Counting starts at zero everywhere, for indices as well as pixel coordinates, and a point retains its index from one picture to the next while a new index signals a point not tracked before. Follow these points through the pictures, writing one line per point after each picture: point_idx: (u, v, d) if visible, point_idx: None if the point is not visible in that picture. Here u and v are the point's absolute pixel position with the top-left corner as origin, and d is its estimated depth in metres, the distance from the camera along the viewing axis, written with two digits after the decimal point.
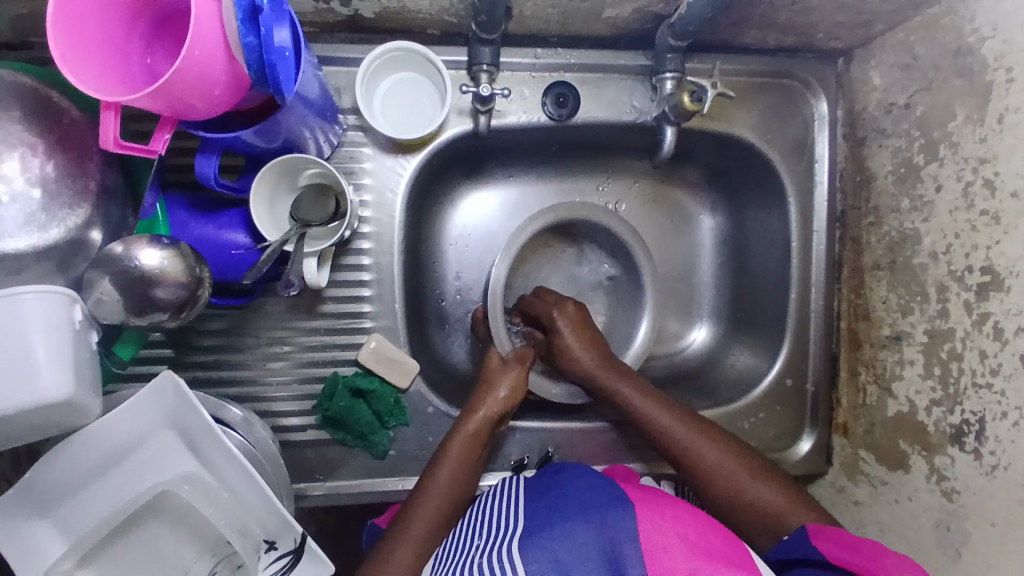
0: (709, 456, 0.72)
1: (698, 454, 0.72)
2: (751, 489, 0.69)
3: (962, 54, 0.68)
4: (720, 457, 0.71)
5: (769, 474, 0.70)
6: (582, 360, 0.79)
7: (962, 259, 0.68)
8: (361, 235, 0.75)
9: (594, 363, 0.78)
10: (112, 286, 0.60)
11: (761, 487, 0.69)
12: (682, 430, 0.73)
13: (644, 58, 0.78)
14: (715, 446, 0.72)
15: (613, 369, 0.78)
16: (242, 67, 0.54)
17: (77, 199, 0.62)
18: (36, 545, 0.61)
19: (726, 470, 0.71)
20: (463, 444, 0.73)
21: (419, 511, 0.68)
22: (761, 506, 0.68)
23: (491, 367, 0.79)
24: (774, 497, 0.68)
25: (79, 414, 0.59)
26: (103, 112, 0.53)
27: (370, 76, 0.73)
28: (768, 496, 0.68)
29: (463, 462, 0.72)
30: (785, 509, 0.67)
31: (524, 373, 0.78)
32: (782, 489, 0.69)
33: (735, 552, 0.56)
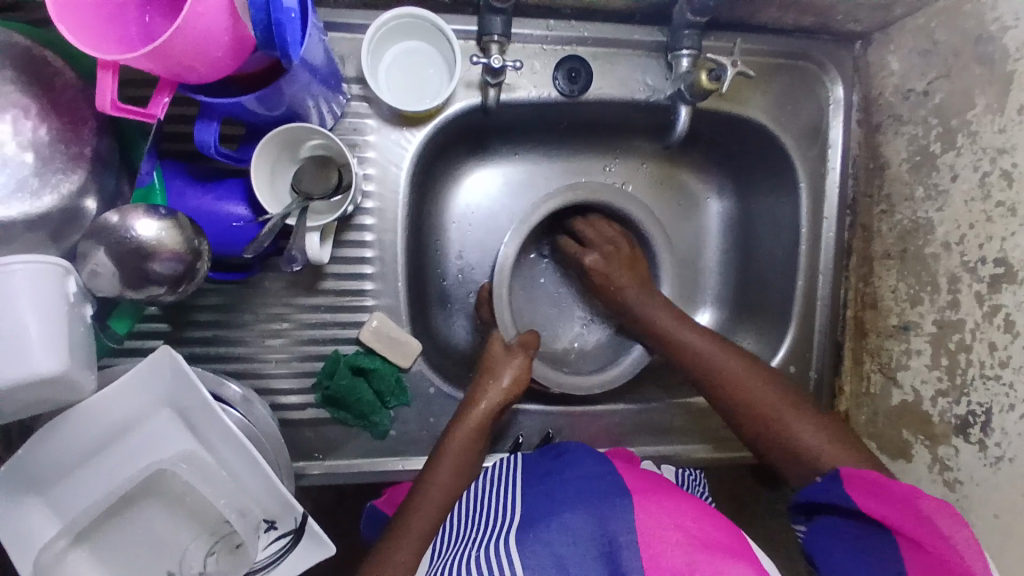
0: (746, 387, 0.71)
1: (737, 381, 0.71)
2: (793, 427, 0.67)
3: (984, 41, 0.67)
4: (761, 389, 0.71)
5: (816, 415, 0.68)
6: (620, 287, 0.82)
7: (974, 251, 0.67)
8: (363, 211, 0.73)
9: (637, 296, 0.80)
10: (108, 258, 0.58)
11: (808, 431, 0.66)
12: (721, 360, 0.73)
13: (659, 34, 0.76)
14: (761, 382, 0.71)
15: (657, 302, 0.79)
16: (247, 28, 0.51)
17: (71, 164, 0.59)
18: (30, 527, 0.59)
19: (762, 402, 0.70)
20: (464, 437, 0.71)
21: (421, 506, 0.68)
22: (796, 440, 0.66)
23: (493, 354, 0.77)
24: (814, 439, 0.66)
25: (73, 390, 0.57)
26: (100, 72, 0.50)
27: (376, 43, 0.70)
28: (808, 436, 0.66)
29: (465, 454, 0.71)
30: (815, 447, 0.65)
31: (529, 362, 0.77)
32: (827, 433, 0.66)
33: (735, 544, 0.55)
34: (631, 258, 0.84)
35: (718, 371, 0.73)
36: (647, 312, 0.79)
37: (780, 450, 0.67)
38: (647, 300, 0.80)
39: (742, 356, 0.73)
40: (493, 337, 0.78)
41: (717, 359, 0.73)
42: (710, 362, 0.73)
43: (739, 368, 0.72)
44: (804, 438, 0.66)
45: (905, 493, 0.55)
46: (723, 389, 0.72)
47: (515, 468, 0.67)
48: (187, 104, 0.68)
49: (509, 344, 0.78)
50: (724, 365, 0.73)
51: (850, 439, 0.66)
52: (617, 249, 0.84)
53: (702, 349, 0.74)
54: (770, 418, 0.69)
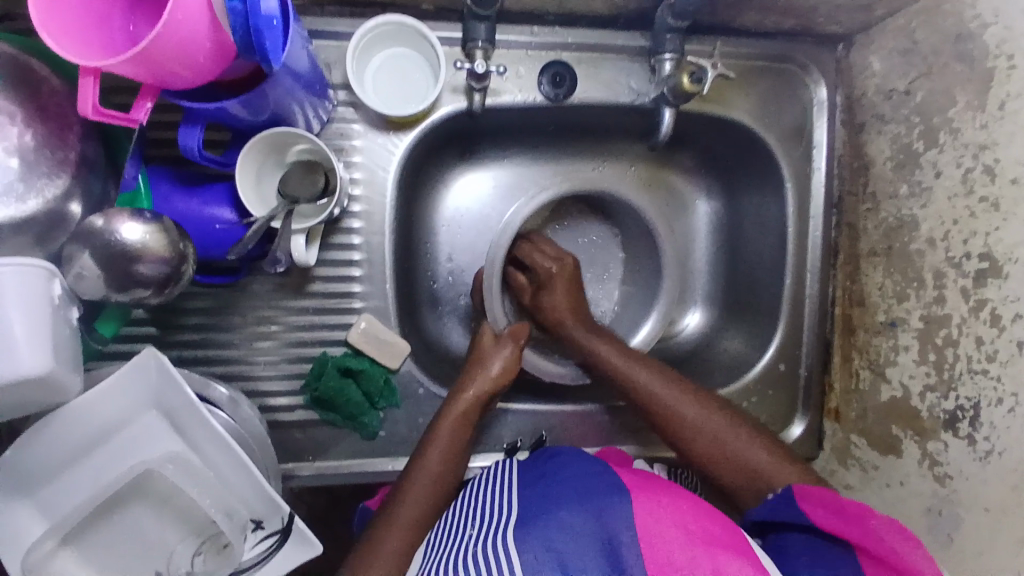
0: (688, 415, 0.71)
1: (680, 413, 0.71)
2: (737, 450, 0.69)
3: (963, 39, 0.67)
4: (698, 415, 0.71)
5: (746, 428, 0.70)
6: (560, 313, 0.80)
7: (959, 246, 0.67)
8: (351, 213, 0.74)
9: (573, 323, 0.79)
10: (93, 261, 0.58)
11: (750, 448, 0.69)
12: (664, 391, 0.73)
13: (642, 39, 0.77)
14: (694, 405, 0.72)
15: (593, 330, 0.78)
16: (227, 35, 0.52)
17: (55, 169, 0.60)
18: (19, 528, 0.60)
19: (709, 433, 0.70)
20: (452, 426, 0.72)
21: (410, 493, 0.68)
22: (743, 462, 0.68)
23: (483, 344, 0.78)
24: (757, 455, 0.68)
25: (59, 392, 0.57)
26: (82, 78, 0.51)
27: (362, 49, 0.71)
28: (748, 450, 0.68)
29: (455, 442, 0.71)
30: (765, 466, 0.67)
31: (518, 351, 0.77)
32: (764, 445, 0.69)
33: (734, 539, 0.55)
34: (574, 275, 0.82)
35: (654, 399, 0.72)
36: (589, 341, 0.77)
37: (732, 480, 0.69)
38: (589, 334, 0.78)
39: (682, 385, 0.73)
40: (482, 331, 0.79)
41: (673, 399, 0.72)
42: (651, 392, 0.73)
43: (673, 395, 0.72)
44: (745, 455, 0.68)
45: (859, 510, 0.55)
46: (669, 425, 0.72)
47: (510, 473, 0.67)
48: (176, 110, 0.69)
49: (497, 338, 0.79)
50: (665, 395, 0.72)
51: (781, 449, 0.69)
52: (562, 273, 0.81)
53: (642, 379, 0.73)
54: (717, 445, 0.70)
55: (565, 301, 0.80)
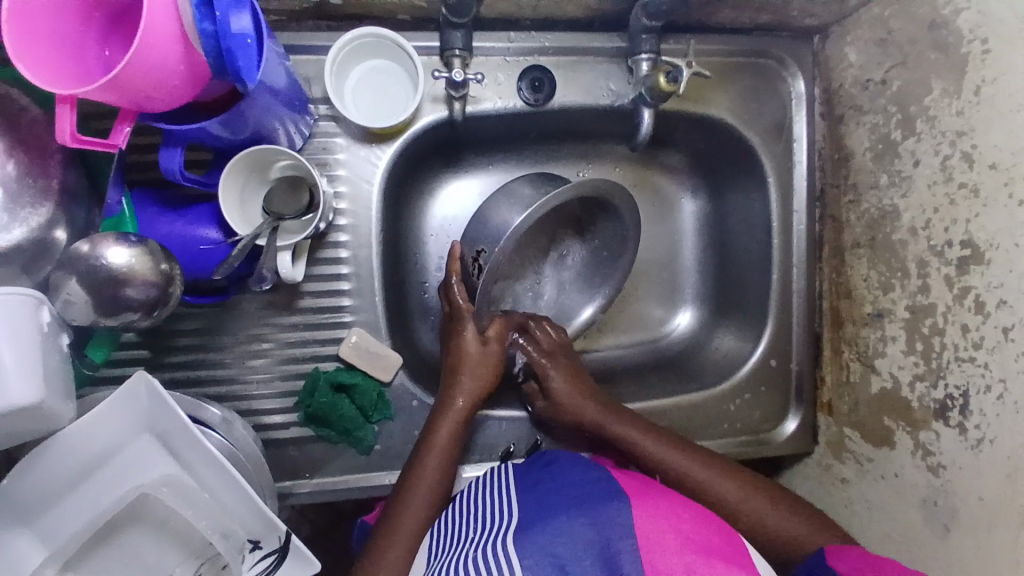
0: (725, 493, 0.69)
1: (720, 493, 0.69)
2: (778, 525, 0.67)
3: (937, 26, 0.68)
4: (739, 495, 0.69)
5: (784, 501, 0.68)
6: (586, 411, 0.76)
7: (941, 234, 0.68)
8: (336, 228, 0.74)
9: (596, 411, 0.76)
10: (80, 287, 0.58)
11: (784, 518, 0.67)
12: (694, 468, 0.71)
13: (619, 39, 0.78)
14: (733, 482, 0.69)
15: (608, 411, 0.75)
16: (200, 55, 0.52)
17: (39, 199, 0.60)
18: (15, 557, 0.59)
19: (748, 509, 0.68)
20: (450, 429, 0.72)
21: (411, 500, 0.68)
22: (781, 532, 0.66)
23: (468, 349, 0.75)
24: (794, 525, 0.66)
25: (50, 420, 0.57)
26: (57, 107, 0.51)
27: (341, 63, 0.71)
28: (785, 523, 0.67)
29: (450, 446, 0.71)
30: (803, 536, 0.66)
31: (502, 352, 0.77)
32: (800, 513, 0.67)
33: (733, 551, 0.55)
34: (572, 362, 0.80)
35: (688, 478, 0.70)
36: (621, 431, 0.74)
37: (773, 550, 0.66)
38: (618, 423, 0.74)
39: (702, 454, 0.72)
40: (463, 331, 0.75)
41: (711, 480, 0.70)
42: (699, 480, 0.70)
43: (709, 471, 0.70)
44: (780, 525, 0.67)
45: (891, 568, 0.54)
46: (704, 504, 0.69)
47: (507, 477, 0.68)
48: (154, 133, 0.69)
49: (482, 338, 0.76)
50: (700, 473, 0.70)
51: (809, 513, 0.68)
52: (563, 348, 0.81)
53: (679, 460, 0.71)
54: (754, 523, 0.67)
55: (574, 386, 0.77)
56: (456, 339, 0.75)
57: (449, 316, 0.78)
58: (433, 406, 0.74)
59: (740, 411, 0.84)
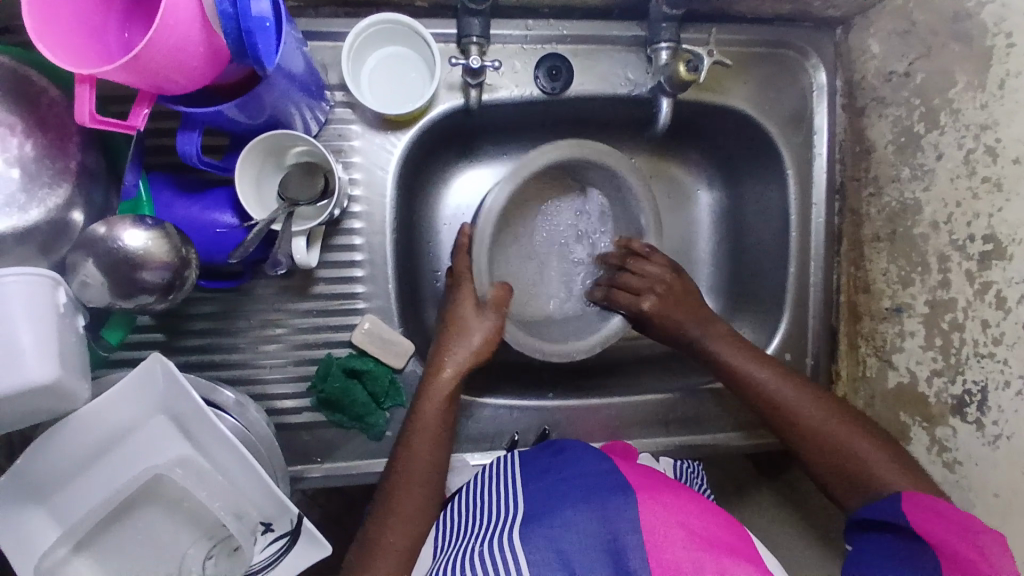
0: (808, 418, 0.69)
1: (800, 417, 0.70)
2: (877, 466, 0.65)
3: (961, 18, 0.66)
4: (836, 427, 0.68)
5: (872, 434, 0.67)
6: (688, 328, 0.78)
7: (962, 228, 0.67)
8: (351, 214, 0.74)
9: (712, 338, 0.76)
10: (97, 269, 0.59)
11: (880, 456, 0.65)
12: (794, 399, 0.70)
13: (637, 28, 0.77)
14: (822, 410, 0.69)
15: (725, 339, 0.76)
16: (220, 39, 0.52)
17: (56, 179, 0.60)
18: (31, 534, 0.61)
19: (834, 438, 0.67)
20: (438, 405, 0.70)
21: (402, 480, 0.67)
22: (860, 466, 0.65)
23: (466, 315, 0.75)
24: (877, 463, 0.65)
25: (69, 399, 0.58)
26: (77, 85, 0.51)
27: (357, 50, 0.71)
28: (886, 467, 0.64)
29: (439, 423, 0.70)
30: (882, 475, 0.64)
31: (501, 323, 0.75)
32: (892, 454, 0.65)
33: (742, 544, 0.55)
34: (681, 288, 0.80)
35: (774, 400, 0.71)
36: (733, 360, 0.74)
37: (852, 482, 0.66)
38: (726, 347, 0.75)
39: (805, 385, 0.71)
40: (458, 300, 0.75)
41: (796, 403, 0.70)
42: (797, 410, 0.70)
43: (800, 396, 0.71)
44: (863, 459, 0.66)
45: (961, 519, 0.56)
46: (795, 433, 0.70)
47: (516, 465, 0.68)
48: (171, 117, 0.69)
49: (478, 304, 0.75)
50: (791, 399, 0.71)
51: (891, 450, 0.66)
52: (671, 286, 0.80)
53: (759, 375, 0.72)
54: (846, 455, 0.66)
55: (679, 309, 0.79)
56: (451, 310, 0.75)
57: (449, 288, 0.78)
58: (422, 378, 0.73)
59: None
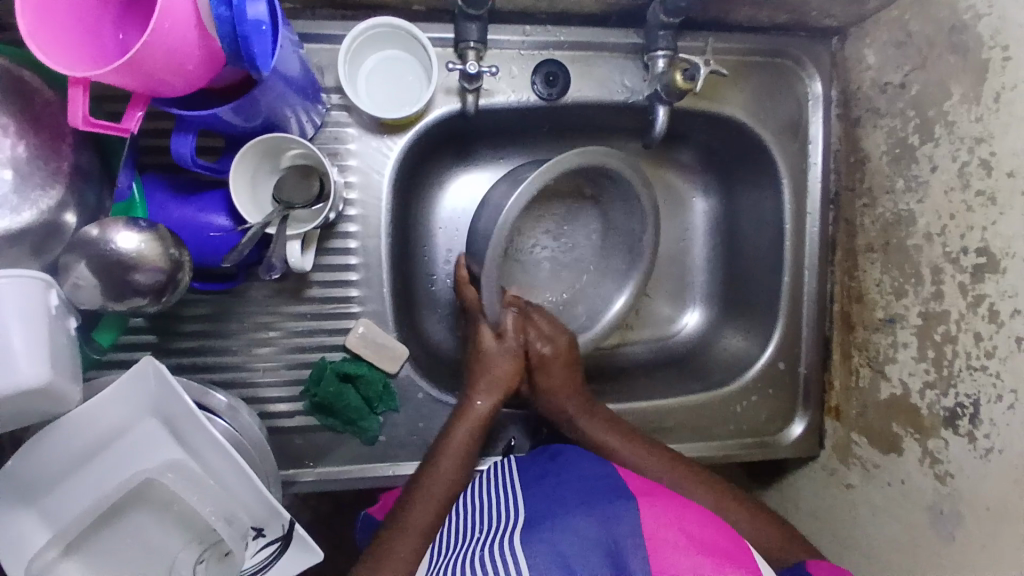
0: (696, 503, 0.69)
1: (688, 502, 0.69)
2: (744, 530, 0.67)
3: (957, 30, 0.67)
4: (714, 501, 0.69)
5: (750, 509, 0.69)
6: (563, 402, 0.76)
7: (956, 241, 0.67)
8: (346, 218, 0.74)
9: (576, 411, 0.75)
10: (89, 270, 0.58)
11: (750, 522, 0.68)
12: (650, 466, 0.71)
13: (635, 35, 0.77)
14: (710, 492, 0.70)
15: (596, 419, 0.75)
16: (217, 41, 0.52)
17: (49, 180, 0.60)
18: (19, 537, 0.61)
19: (720, 517, 0.68)
20: (466, 430, 0.71)
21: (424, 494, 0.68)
22: (752, 541, 0.67)
23: (488, 347, 0.76)
24: (764, 535, 0.67)
25: (59, 402, 0.58)
26: (71, 87, 0.51)
27: (354, 53, 0.71)
28: (753, 530, 0.67)
29: (467, 443, 0.71)
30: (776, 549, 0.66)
31: (524, 356, 0.76)
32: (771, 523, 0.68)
33: (738, 550, 0.55)
34: (571, 358, 0.77)
35: (607, 454, 0.73)
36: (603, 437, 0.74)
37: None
38: (592, 423, 0.74)
39: (642, 441, 0.74)
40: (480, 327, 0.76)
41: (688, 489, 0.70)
42: (677, 493, 0.70)
43: (637, 451, 0.73)
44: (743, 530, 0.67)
45: None
46: None
47: (510, 472, 0.68)
48: (166, 118, 0.69)
49: (499, 334, 0.76)
50: (677, 483, 0.70)
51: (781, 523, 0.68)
52: (559, 351, 0.76)
53: (626, 455, 0.72)
54: (725, 532, 0.68)
55: (563, 378, 0.76)
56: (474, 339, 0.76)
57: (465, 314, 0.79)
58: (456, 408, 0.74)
59: (746, 413, 0.84)
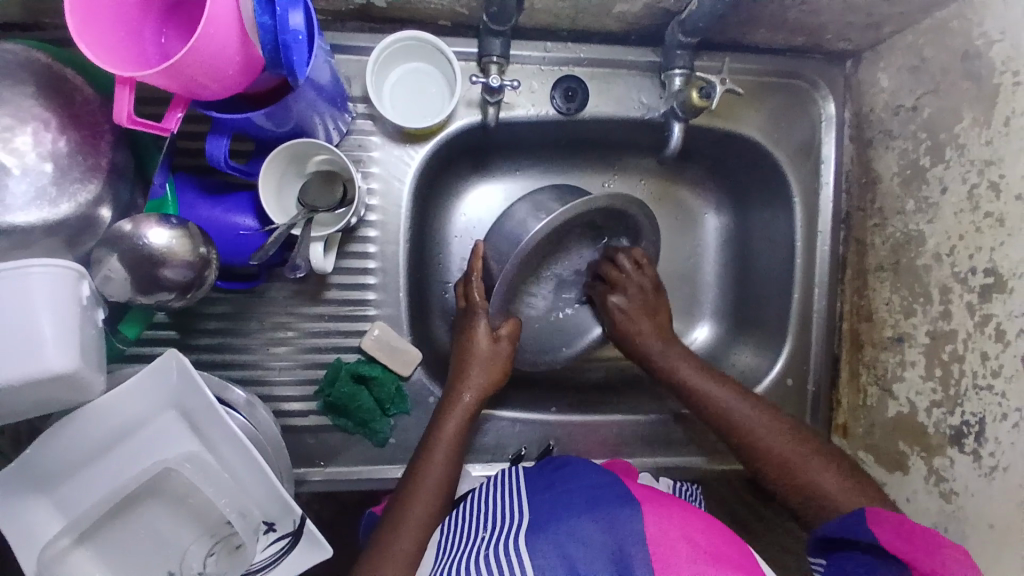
0: (768, 441, 0.71)
1: (759, 437, 0.72)
2: (818, 480, 0.68)
3: (970, 56, 0.69)
4: (789, 446, 0.70)
5: (825, 455, 0.70)
6: (652, 347, 0.80)
7: (965, 261, 0.68)
8: (367, 223, 0.76)
9: (660, 349, 0.80)
10: (121, 264, 0.61)
11: (821, 472, 0.68)
12: (743, 411, 0.73)
13: (654, 54, 0.79)
14: (773, 426, 0.72)
15: (700, 369, 0.77)
16: (256, 50, 0.54)
17: (88, 175, 0.62)
18: (36, 525, 0.62)
19: (792, 457, 0.70)
20: (456, 423, 0.73)
21: (421, 489, 0.69)
22: (812, 485, 0.68)
23: (479, 346, 0.76)
24: (828, 482, 0.68)
25: (83, 391, 0.59)
26: (117, 87, 0.53)
27: (381, 65, 0.73)
28: (833, 486, 0.67)
29: (458, 437, 0.72)
30: (837, 492, 0.67)
31: (511, 352, 0.78)
32: (841, 475, 0.68)
33: (741, 555, 0.56)
34: (656, 304, 0.83)
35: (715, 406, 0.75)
36: (671, 365, 0.78)
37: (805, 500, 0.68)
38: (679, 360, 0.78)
39: (771, 412, 0.73)
40: (477, 324, 0.76)
41: (755, 425, 0.72)
42: (748, 424, 0.73)
43: (741, 405, 0.74)
44: (818, 480, 0.68)
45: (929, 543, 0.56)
46: (741, 443, 0.73)
47: (518, 478, 0.69)
48: (200, 122, 0.71)
49: (493, 335, 0.77)
50: (749, 418, 0.73)
51: (848, 472, 0.69)
52: (647, 294, 0.82)
53: (714, 391, 0.75)
54: (793, 472, 0.69)
55: (646, 326, 0.81)
56: (467, 335, 0.77)
57: (462, 311, 0.79)
58: (441, 401, 0.75)
59: None
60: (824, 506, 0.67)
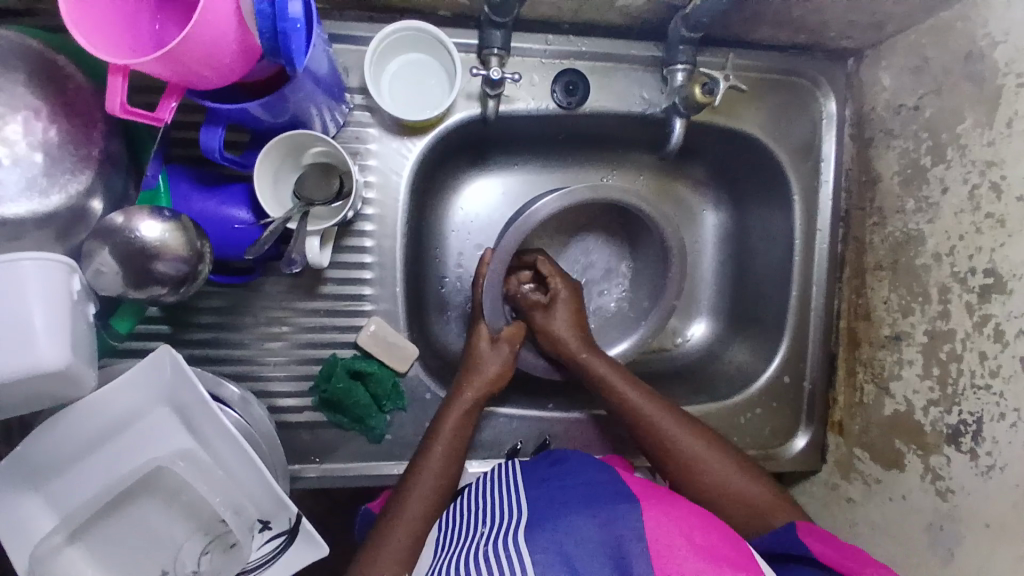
0: (692, 451, 0.71)
1: (684, 447, 0.71)
2: (730, 480, 0.70)
3: (973, 57, 0.68)
4: (706, 450, 0.71)
5: (746, 463, 0.72)
6: (569, 344, 0.78)
7: (964, 262, 0.68)
8: (363, 217, 0.75)
9: (576, 347, 0.77)
10: (113, 258, 0.59)
11: (744, 480, 0.70)
12: (671, 425, 0.73)
13: (655, 49, 0.78)
14: (696, 437, 0.72)
15: (619, 373, 0.76)
16: (254, 37, 0.53)
17: (79, 166, 0.61)
18: (27, 521, 0.61)
19: (711, 464, 0.71)
20: (454, 421, 0.72)
21: (416, 487, 0.68)
22: (736, 494, 0.69)
23: (479, 350, 0.76)
24: (752, 488, 0.69)
25: (75, 385, 0.58)
26: (110, 76, 0.51)
27: (380, 56, 0.72)
28: (741, 484, 0.70)
29: (456, 436, 0.71)
30: (765, 503, 0.68)
31: (512, 356, 0.77)
32: (760, 480, 0.70)
33: (739, 553, 0.55)
34: (575, 303, 0.81)
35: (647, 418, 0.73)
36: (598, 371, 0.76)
37: (709, 494, 0.70)
38: (596, 360, 0.76)
39: (680, 414, 0.74)
40: (478, 326, 0.78)
41: (679, 436, 0.72)
42: (669, 434, 0.72)
43: (671, 419, 0.73)
44: (740, 488, 0.69)
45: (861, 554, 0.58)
46: (666, 453, 0.72)
47: (515, 472, 0.68)
48: (194, 112, 0.70)
49: (493, 338, 0.78)
50: (672, 428, 0.72)
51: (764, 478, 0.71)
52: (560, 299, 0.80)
53: (646, 407, 0.73)
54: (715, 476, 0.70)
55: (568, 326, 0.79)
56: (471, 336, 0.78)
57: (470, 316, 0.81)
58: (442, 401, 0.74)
59: (750, 426, 0.84)
60: (755, 517, 0.68)
